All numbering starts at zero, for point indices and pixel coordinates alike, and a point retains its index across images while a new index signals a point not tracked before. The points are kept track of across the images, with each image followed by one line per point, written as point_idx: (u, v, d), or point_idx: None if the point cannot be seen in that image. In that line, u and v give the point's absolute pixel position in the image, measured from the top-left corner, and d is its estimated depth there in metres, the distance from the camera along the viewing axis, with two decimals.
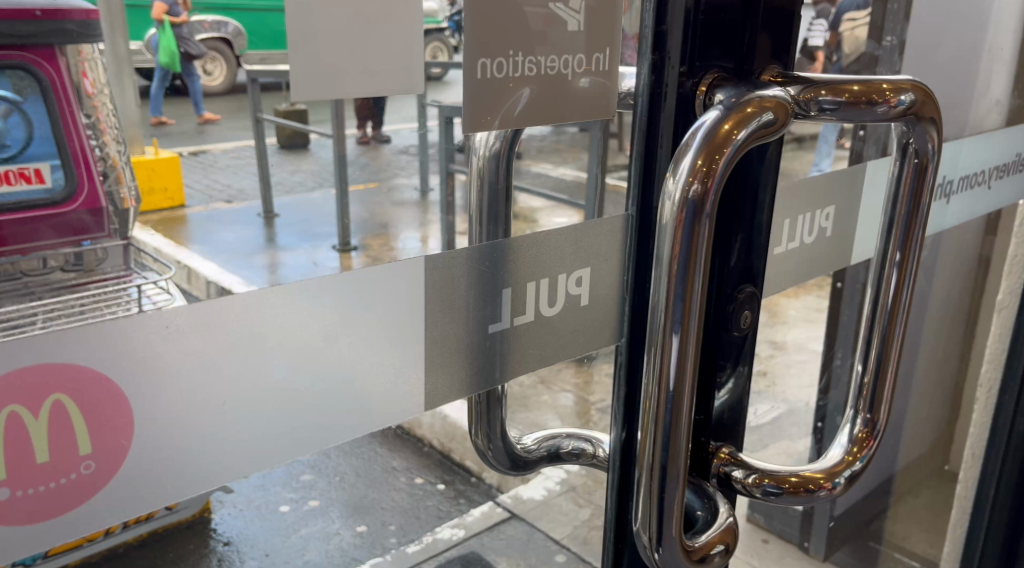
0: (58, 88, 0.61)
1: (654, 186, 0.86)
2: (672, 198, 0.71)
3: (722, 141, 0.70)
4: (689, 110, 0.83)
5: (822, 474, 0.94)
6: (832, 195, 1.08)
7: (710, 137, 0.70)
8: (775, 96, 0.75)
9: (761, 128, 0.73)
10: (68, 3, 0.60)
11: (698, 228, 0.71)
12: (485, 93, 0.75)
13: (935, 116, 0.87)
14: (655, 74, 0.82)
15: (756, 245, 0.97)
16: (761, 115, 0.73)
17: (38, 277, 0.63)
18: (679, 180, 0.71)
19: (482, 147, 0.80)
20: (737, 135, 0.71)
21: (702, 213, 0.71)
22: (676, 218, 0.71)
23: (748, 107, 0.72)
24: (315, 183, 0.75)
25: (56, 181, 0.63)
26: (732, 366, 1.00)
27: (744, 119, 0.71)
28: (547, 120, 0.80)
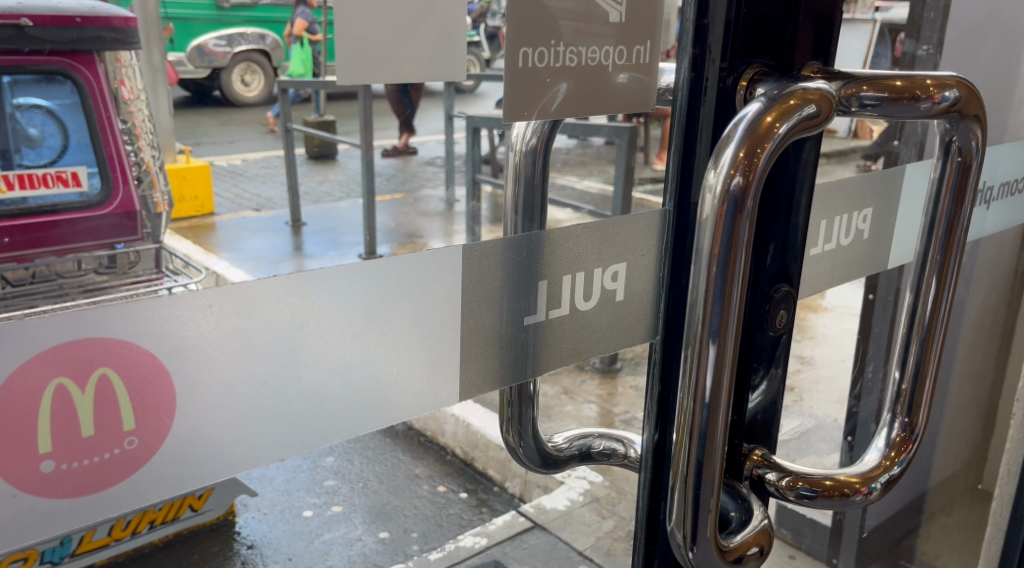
0: (96, 94, 0.65)
1: (692, 181, 0.86)
2: (712, 191, 0.70)
3: (764, 133, 0.70)
4: (729, 105, 0.83)
5: (858, 478, 0.92)
6: (870, 197, 1.07)
7: (752, 129, 0.70)
8: (818, 89, 0.74)
9: (803, 121, 0.72)
10: (109, 10, 0.61)
11: (739, 221, 0.70)
12: (524, 86, 0.75)
13: (979, 114, 0.86)
14: (695, 69, 0.81)
15: (792, 245, 0.96)
16: (804, 107, 0.72)
17: (72, 278, 0.62)
18: (721, 172, 0.70)
19: (519, 141, 0.80)
20: (779, 127, 0.70)
21: (743, 207, 0.70)
22: (716, 210, 0.70)
23: (791, 99, 0.72)
24: (342, 193, 0.75)
25: (92, 185, 0.65)
26: (765, 368, 0.99)
27: (786, 111, 0.71)
28: (587, 111, 0.80)
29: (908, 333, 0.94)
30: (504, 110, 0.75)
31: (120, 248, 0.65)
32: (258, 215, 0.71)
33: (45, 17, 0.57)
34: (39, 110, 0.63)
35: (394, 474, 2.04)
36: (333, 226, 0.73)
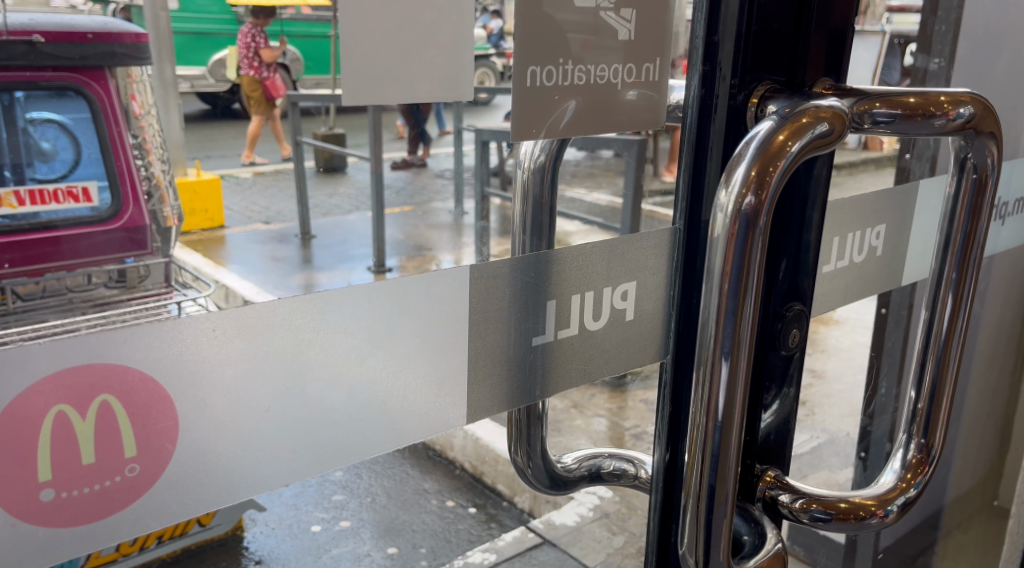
0: (109, 112, 0.65)
1: (702, 199, 0.84)
2: (724, 210, 0.69)
3: (776, 151, 0.69)
4: (740, 122, 0.81)
5: (874, 501, 0.91)
6: (884, 213, 1.06)
7: (764, 147, 0.69)
8: (831, 106, 0.73)
9: (816, 139, 0.71)
10: (121, 27, 0.63)
11: (751, 241, 0.69)
12: (532, 103, 0.74)
13: (994, 131, 0.85)
14: (705, 86, 0.81)
15: (805, 263, 0.94)
16: (817, 125, 0.71)
17: (82, 292, 0.62)
18: (732, 191, 0.69)
19: (527, 159, 0.79)
20: (792, 146, 0.69)
21: (755, 226, 0.69)
22: (728, 229, 0.69)
23: (804, 117, 0.71)
24: (351, 206, 0.75)
25: (102, 201, 0.64)
26: (777, 388, 0.98)
27: (799, 129, 0.70)
28: (595, 129, 0.79)
29: (924, 352, 0.92)
30: (512, 125, 0.74)
31: (128, 263, 0.64)
32: (266, 228, 0.71)
33: (57, 32, 0.60)
34: (53, 125, 0.63)
35: (403, 490, 2.03)
36: (342, 240, 0.74)
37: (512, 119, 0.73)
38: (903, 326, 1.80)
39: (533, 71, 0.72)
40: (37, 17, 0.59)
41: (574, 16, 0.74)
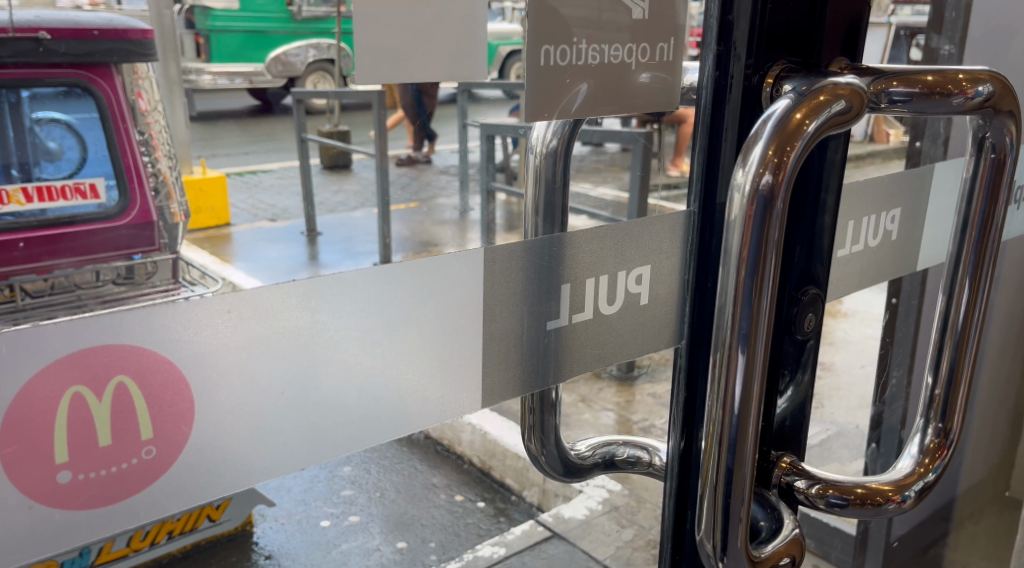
0: (114, 113, 0.78)
1: (716, 182, 0.84)
2: (741, 190, 0.68)
3: (793, 131, 0.68)
4: (756, 103, 0.81)
5: (890, 486, 0.90)
6: (898, 197, 1.04)
7: (781, 126, 0.68)
8: (849, 84, 0.72)
9: (834, 117, 0.70)
10: (127, 24, 0.64)
11: (769, 221, 0.68)
12: (544, 86, 0.73)
13: (1014, 110, 0.84)
14: (720, 66, 0.80)
15: (818, 248, 0.93)
16: (834, 103, 0.70)
17: (90, 289, 0.64)
18: (749, 170, 0.68)
19: (539, 144, 0.78)
20: (809, 125, 0.68)
21: (773, 207, 0.68)
22: (745, 210, 0.68)
23: (821, 95, 0.70)
24: (357, 203, 0.73)
25: (112, 197, 0.75)
26: (791, 374, 0.97)
27: (816, 107, 0.69)
28: (608, 111, 0.78)
29: (941, 338, 0.92)
30: (526, 107, 0.73)
31: (138, 259, 0.68)
32: (272, 225, 0.68)
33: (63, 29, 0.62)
34: (61, 128, 0.77)
35: None
36: (349, 237, 0.71)
37: (525, 98, 0.72)
38: (913, 318, 1.78)
39: (547, 51, 0.71)
40: (43, 15, 0.60)
41: (585, 9, 0.73)
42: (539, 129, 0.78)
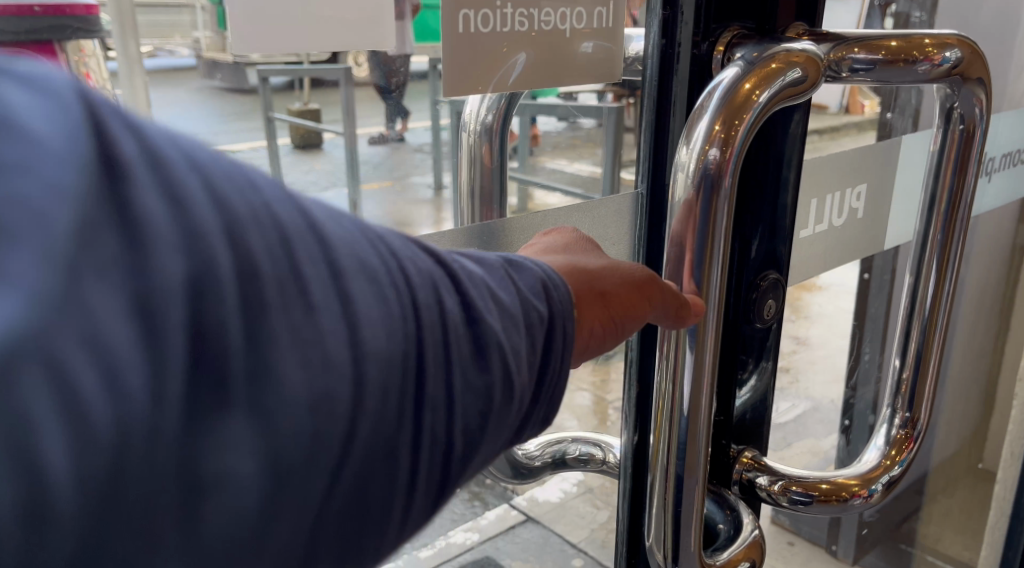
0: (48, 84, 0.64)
1: (664, 163, 0.77)
2: (685, 169, 0.62)
3: (742, 102, 0.62)
4: (705, 72, 0.74)
5: (856, 480, 0.85)
6: (865, 171, 0.99)
7: (729, 98, 0.61)
8: (804, 50, 0.66)
9: (788, 86, 0.64)
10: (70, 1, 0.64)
11: (716, 204, 0.62)
12: (475, 62, 0.66)
13: (983, 77, 0.78)
14: (666, 32, 0.73)
15: (780, 228, 0.87)
16: (789, 71, 0.64)
17: None
18: (694, 147, 0.62)
19: (474, 121, 0.72)
20: (760, 95, 0.62)
21: (720, 188, 0.62)
22: (691, 190, 0.62)
23: (773, 61, 0.63)
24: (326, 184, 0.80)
25: None
26: (754, 361, 0.91)
27: (768, 76, 0.63)
28: (546, 85, 0.71)
29: (908, 322, 0.86)
30: (448, 79, 0.65)
31: None
32: None
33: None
34: None
35: None
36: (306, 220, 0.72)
37: (444, 69, 0.65)
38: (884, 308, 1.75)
39: (473, 19, 0.65)
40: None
41: None
42: (472, 103, 0.71)
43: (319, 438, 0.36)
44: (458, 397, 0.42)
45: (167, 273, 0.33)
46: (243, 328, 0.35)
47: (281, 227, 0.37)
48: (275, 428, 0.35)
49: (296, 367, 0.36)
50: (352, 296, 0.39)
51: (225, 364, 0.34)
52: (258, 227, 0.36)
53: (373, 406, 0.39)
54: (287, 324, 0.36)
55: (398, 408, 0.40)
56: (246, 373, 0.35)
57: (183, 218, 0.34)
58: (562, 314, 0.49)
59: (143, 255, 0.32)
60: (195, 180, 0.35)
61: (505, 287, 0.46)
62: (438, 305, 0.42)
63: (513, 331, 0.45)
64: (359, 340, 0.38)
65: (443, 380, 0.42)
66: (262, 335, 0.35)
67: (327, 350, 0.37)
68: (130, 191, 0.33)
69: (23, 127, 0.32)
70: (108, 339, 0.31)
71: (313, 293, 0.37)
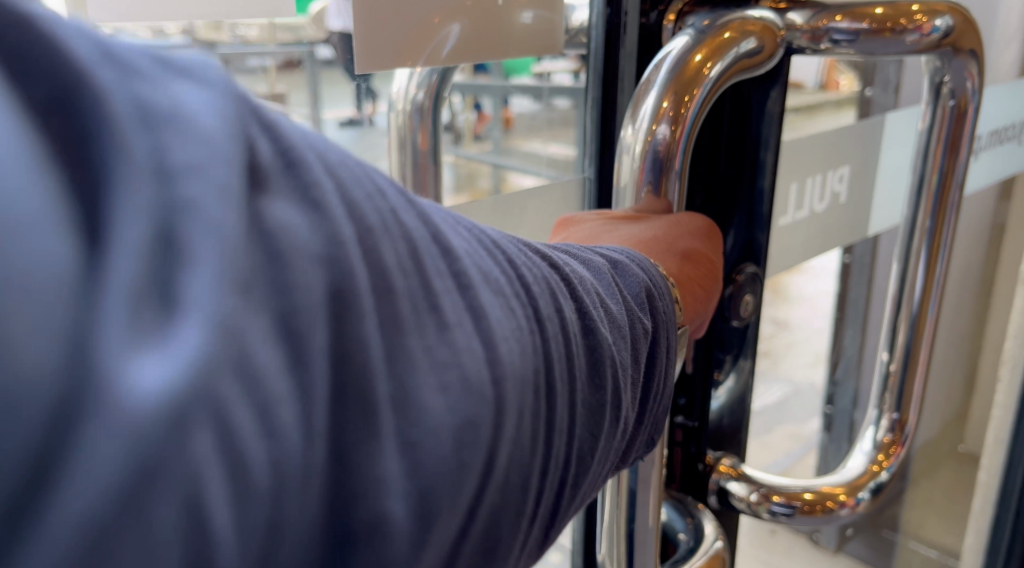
0: None
1: (613, 138, 0.82)
2: (632, 149, 0.63)
3: (692, 76, 0.62)
4: (653, 44, 0.76)
5: (841, 489, 0.78)
6: (846, 152, 0.91)
7: (679, 70, 0.62)
8: (761, 18, 0.65)
9: (740, 57, 0.64)
10: None
11: (668, 184, 0.63)
12: (401, 37, 0.63)
13: (976, 49, 0.71)
14: (611, 5, 0.76)
15: (757, 217, 0.80)
16: (742, 42, 0.64)
17: None
18: (640, 127, 0.62)
19: (403, 100, 0.67)
20: (710, 68, 0.62)
21: (670, 166, 0.63)
22: (639, 171, 0.63)
23: (725, 31, 0.63)
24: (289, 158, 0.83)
25: None
26: (731, 360, 0.84)
27: (721, 46, 0.62)
28: (478, 58, 0.68)
29: (895, 315, 0.79)
30: (360, 51, 0.61)
31: None
32: None
33: None
34: None
35: None
36: None
37: (356, 38, 0.61)
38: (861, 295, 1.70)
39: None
40: None
41: None
42: (401, 81, 0.66)
43: (470, 463, 0.33)
44: (589, 408, 0.42)
45: (313, 289, 0.29)
46: (387, 348, 0.32)
47: (408, 237, 0.34)
48: (425, 460, 0.31)
49: (437, 393, 0.32)
50: (484, 307, 0.35)
51: (375, 394, 0.31)
52: (392, 241, 0.33)
53: (514, 428, 0.35)
54: (424, 344, 0.33)
55: (533, 432, 0.37)
56: (390, 396, 0.31)
57: (331, 227, 0.31)
58: (666, 321, 0.51)
59: (290, 269, 0.29)
60: (330, 182, 0.32)
61: (613, 290, 0.47)
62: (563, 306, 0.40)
63: (620, 342, 0.45)
64: (506, 352, 0.35)
65: (569, 399, 0.40)
66: (407, 356, 0.32)
67: (468, 371, 0.33)
68: (274, 188, 0.30)
69: (186, 103, 0.29)
70: (259, 368, 0.27)
71: (446, 315, 0.34)
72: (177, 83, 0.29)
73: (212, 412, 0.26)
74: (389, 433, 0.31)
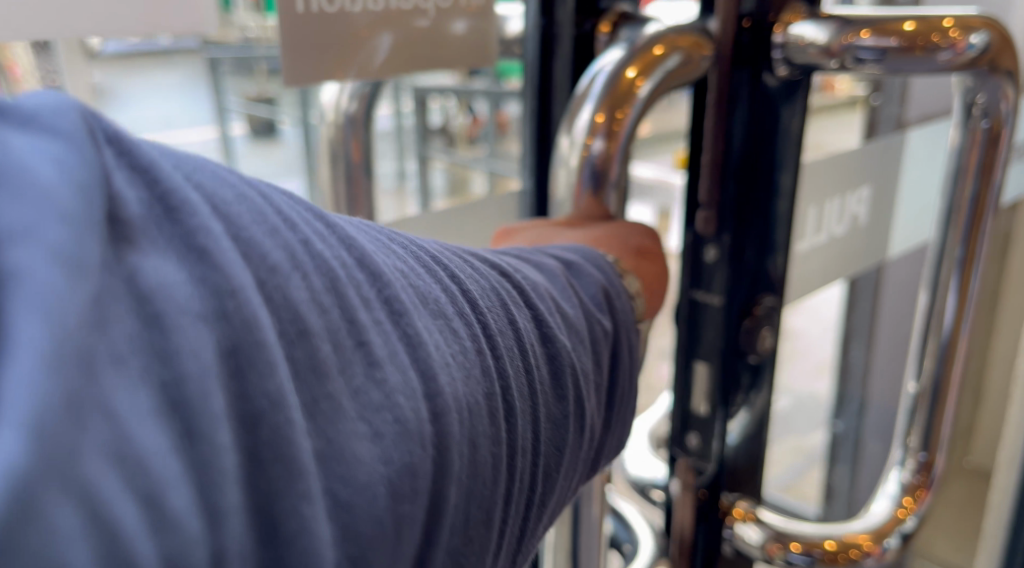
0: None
1: (550, 144, 0.86)
2: (569, 162, 0.63)
3: (624, 91, 0.61)
4: (586, 52, 0.82)
5: (866, 536, 0.73)
6: (866, 172, 0.86)
7: (613, 85, 0.61)
8: (694, 32, 0.64)
9: (676, 73, 0.63)
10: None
11: (603, 195, 0.62)
12: (328, 58, 0.65)
13: (1014, 68, 0.66)
14: (544, 16, 0.80)
15: (773, 243, 0.75)
16: (674, 58, 0.62)
17: None
18: (578, 137, 0.62)
19: (337, 112, 0.71)
20: (645, 83, 0.61)
21: (608, 180, 0.62)
22: (575, 183, 0.63)
23: (658, 48, 0.62)
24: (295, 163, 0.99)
25: None
26: (745, 393, 0.79)
27: (653, 63, 0.62)
28: (411, 70, 0.71)
29: (922, 348, 0.75)
30: (287, 68, 0.63)
31: None
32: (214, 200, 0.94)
33: None
34: None
35: None
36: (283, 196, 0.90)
37: (283, 57, 0.63)
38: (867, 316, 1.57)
39: (317, 3, 0.63)
40: None
41: None
42: (333, 92, 0.70)
43: (409, 511, 0.32)
44: (552, 421, 0.42)
45: (206, 352, 0.27)
46: (306, 404, 0.30)
47: (325, 272, 0.32)
48: (359, 515, 0.30)
49: (368, 441, 0.31)
50: (420, 338, 0.34)
51: (300, 452, 0.28)
52: (301, 278, 0.31)
53: (468, 455, 0.36)
54: (351, 390, 0.31)
55: (491, 454, 0.37)
56: (317, 456, 0.30)
57: (223, 278, 0.28)
58: (626, 322, 0.51)
59: (171, 335, 0.26)
60: (219, 224, 0.29)
61: (569, 294, 0.47)
62: (507, 333, 0.40)
63: (580, 349, 0.45)
64: (445, 385, 0.34)
65: (530, 412, 0.40)
66: (335, 405, 0.31)
67: (404, 413, 0.32)
68: (152, 240, 0.28)
69: (31, 158, 0.25)
70: (145, 463, 0.24)
71: (375, 353, 0.32)
72: (11, 135, 0.26)
73: (85, 511, 0.23)
74: (318, 491, 0.29)
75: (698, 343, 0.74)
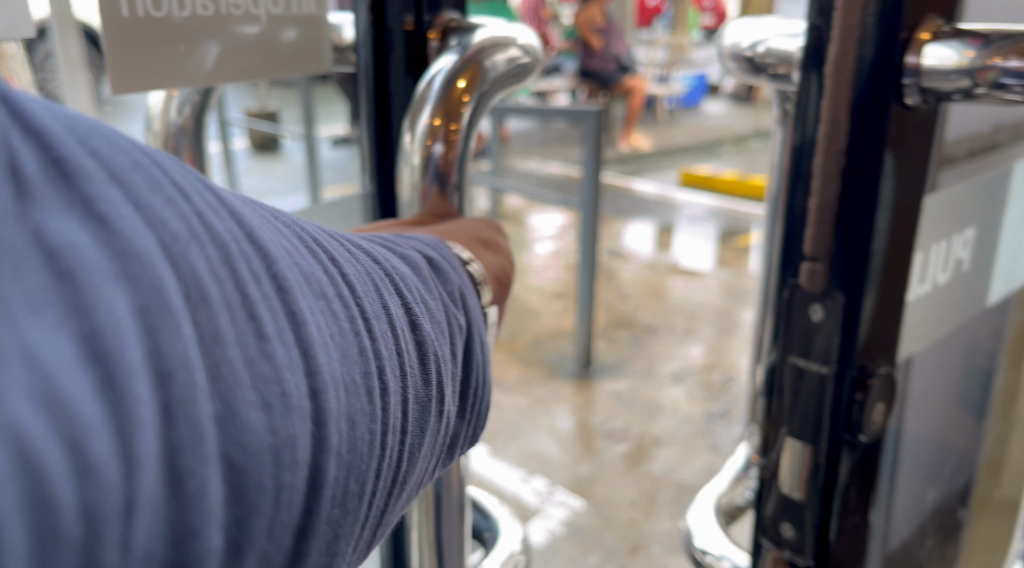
0: None
1: (383, 128, 1.12)
2: (413, 150, 0.88)
3: (457, 99, 0.87)
4: (411, 52, 1.07)
5: None
6: (968, 217, 0.95)
7: (447, 96, 0.87)
8: (507, 41, 0.91)
9: (499, 76, 0.90)
10: None
11: (444, 172, 0.88)
12: (157, 61, 0.77)
13: None
14: (376, 23, 1.05)
15: (883, 308, 0.82)
16: (494, 64, 0.89)
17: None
18: (420, 135, 0.88)
19: (173, 113, 0.84)
20: (470, 90, 0.87)
21: (443, 164, 0.88)
22: (421, 166, 0.88)
23: (479, 60, 0.88)
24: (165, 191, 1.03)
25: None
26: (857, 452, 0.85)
27: (477, 73, 0.88)
28: (243, 77, 0.85)
29: None
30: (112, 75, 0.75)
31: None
32: None
33: None
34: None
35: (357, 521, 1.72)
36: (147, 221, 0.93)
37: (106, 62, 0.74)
38: None
39: (144, 9, 0.75)
40: None
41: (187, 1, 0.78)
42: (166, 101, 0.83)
43: (288, 476, 0.39)
44: (416, 403, 0.50)
45: (116, 305, 0.33)
46: (206, 365, 0.36)
47: (220, 245, 0.38)
48: (248, 474, 0.37)
49: (256, 410, 0.37)
50: (301, 315, 0.41)
51: (196, 413, 0.35)
52: (201, 250, 0.37)
53: (348, 431, 0.43)
54: (245, 359, 0.37)
55: (366, 429, 0.44)
56: (211, 408, 0.35)
57: (124, 243, 0.34)
58: (477, 318, 0.59)
59: (81, 293, 0.32)
60: (115, 192, 0.35)
61: (432, 288, 0.56)
62: (383, 314, 0.48)
63: (442, 338, 0.53)
64: (326, 360, 0.42)
65: (401, 388, 0.48)
66: (227, 368, 0.36)
67: (287, 388, 0.39)
68: (43, 199, 0.33)
69: None
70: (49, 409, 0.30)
71: (265, 324, 0.39)
72: None
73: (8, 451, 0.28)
74: (214, 455, 0.35)
75: (809, 409, 0.81)
